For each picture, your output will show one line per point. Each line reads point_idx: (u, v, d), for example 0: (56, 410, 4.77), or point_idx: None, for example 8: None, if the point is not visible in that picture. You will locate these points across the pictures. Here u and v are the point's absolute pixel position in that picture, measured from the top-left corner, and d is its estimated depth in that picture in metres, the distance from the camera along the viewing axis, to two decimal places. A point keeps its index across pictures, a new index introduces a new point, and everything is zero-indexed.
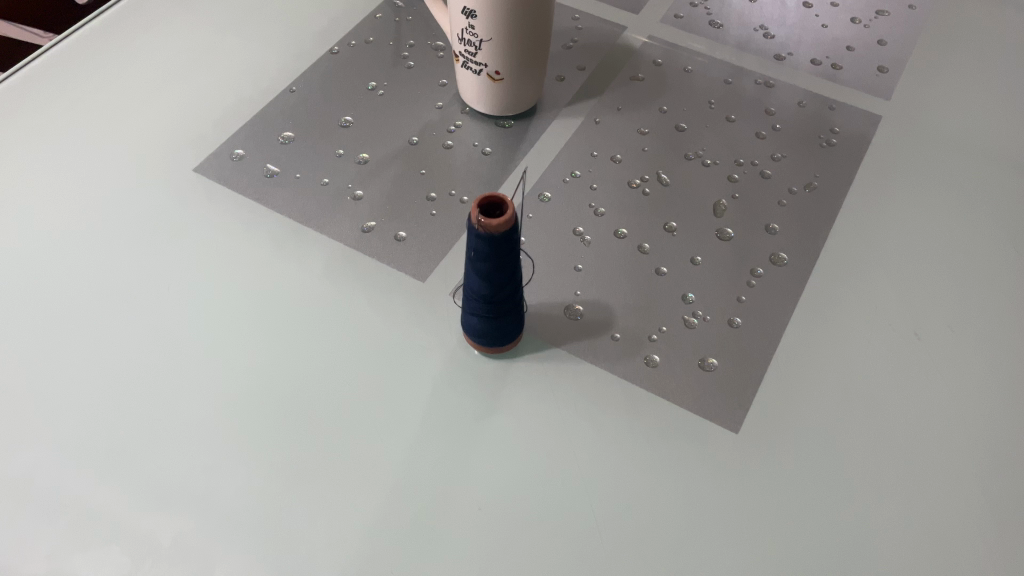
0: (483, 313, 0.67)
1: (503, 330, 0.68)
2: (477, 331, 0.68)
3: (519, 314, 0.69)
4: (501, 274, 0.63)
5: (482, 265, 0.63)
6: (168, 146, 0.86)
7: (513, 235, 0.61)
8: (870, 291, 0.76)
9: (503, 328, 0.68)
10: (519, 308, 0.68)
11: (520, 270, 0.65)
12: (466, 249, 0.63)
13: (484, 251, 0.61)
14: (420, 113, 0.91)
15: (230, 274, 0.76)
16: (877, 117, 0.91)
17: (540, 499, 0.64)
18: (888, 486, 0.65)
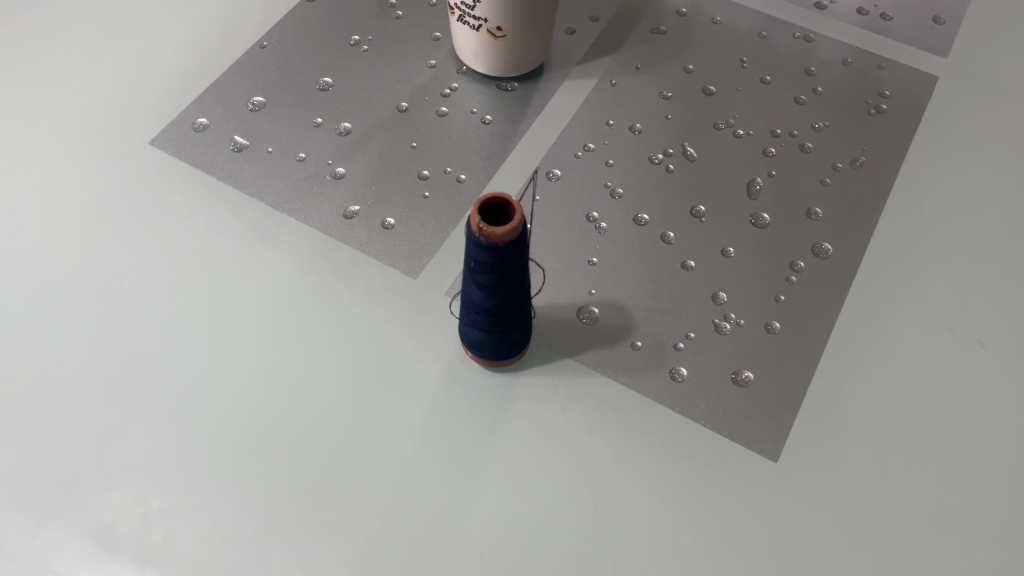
0: (485, 326, 0.57)
1: (508, 344, 0.59)
2: (479, 345, 0.59)
3: (527, 324, 0.59)
4: (506, 286, 0.53)
5: (483, 277, 0.52)
6: (119, 112, 0.75)
7: (522, 243, 0.51)
8: (926, 289, 0.66)
9: (509, 341, 0.59)
10: (526, 318, 0.59)
11: (528, 278, 0.55)
12: (465, 257, 0.53)
13: (487, 262, 0.51)
14: (410, 75, 0.79)
15: (191, 269, 0.66)
16: (932, 78, 0.80)
17: (548, 540, 0.56)
18: (951, 525, 0.56)
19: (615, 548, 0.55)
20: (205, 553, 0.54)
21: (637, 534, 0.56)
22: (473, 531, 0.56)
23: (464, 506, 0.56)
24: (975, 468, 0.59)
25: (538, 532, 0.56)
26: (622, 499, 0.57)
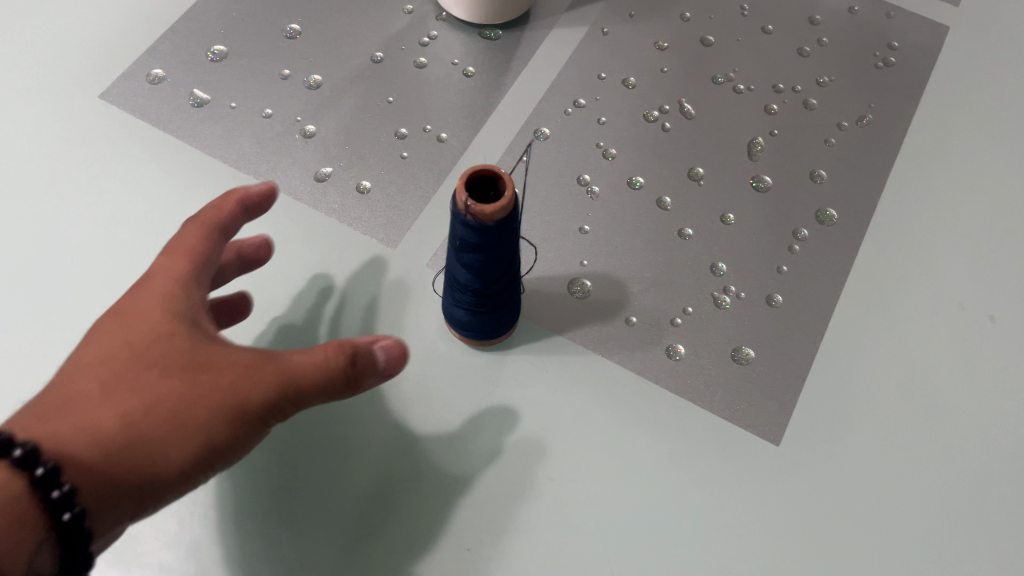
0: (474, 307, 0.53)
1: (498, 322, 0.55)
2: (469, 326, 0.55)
3: (516, 299, 0.55)
4: (495, 266, 0.49)
5: (471, 257, 0.48)
6: (65, 63, 0.68)
7: (512, 221, 0.47)
8: (936, 261, 0.63)
9: (502, 319, 0.55)
10: (514, 295, 0.54)
11: (518, 255, 0.51)
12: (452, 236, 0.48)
13: (479, 242, 0.46)
14: (384, 21, 0.73)
15: (147, 241, 0.61)
16: (943, 28, 0.75)
17: (541, 534, 0.52)
18: (960, 514, 0.54)
19: (610, 542, 0.52)
20: (169, 554, 0.51)
21: (635, 527, 0.53)
22: (462, 526, 0.52)
23: (452, 496, 0.53)
24: (988, 454, 0.56)
25: (531, 525, 0.53)
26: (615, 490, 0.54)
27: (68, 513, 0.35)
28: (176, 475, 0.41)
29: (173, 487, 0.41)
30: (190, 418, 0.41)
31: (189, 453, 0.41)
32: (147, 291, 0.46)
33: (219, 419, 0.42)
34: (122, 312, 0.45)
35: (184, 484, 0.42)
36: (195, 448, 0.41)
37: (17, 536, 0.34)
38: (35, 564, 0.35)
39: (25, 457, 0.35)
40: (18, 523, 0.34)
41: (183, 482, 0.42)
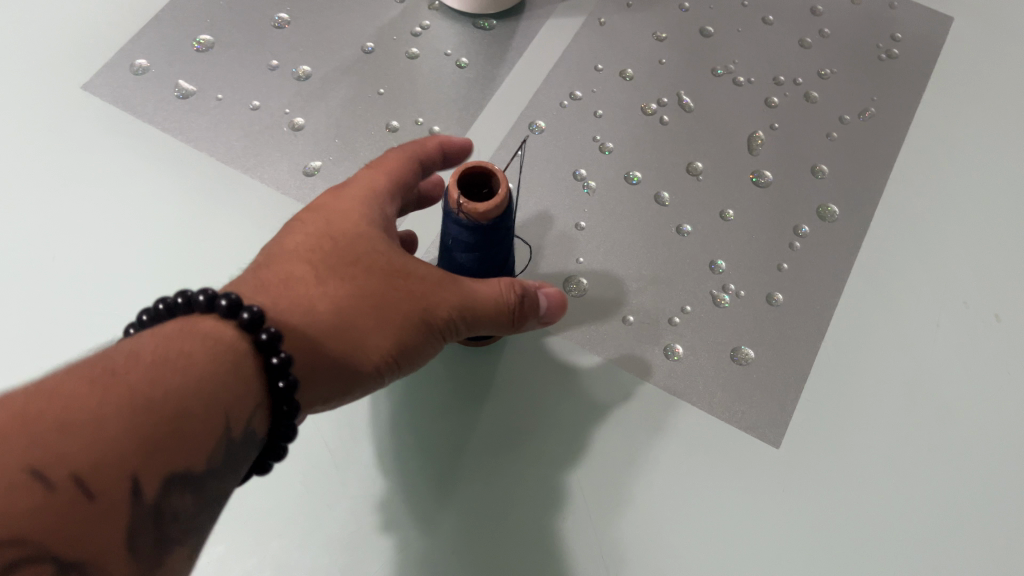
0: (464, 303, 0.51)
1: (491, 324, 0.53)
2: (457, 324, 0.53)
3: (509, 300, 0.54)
4: (490, 264, 0.47)
5: (466, 257, 0.46)
6: (46, 52, 0.66)
7: (506, 221, 0.45)
8: (940, 258, 0.62)
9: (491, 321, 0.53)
10: None
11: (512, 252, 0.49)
12: (443, 234, 0.46)
13: (470, 242, 0.45)
14: (376, 11, 0.71)
15: (130, 236, 0.59)
16: (946, 20, 0.73)
17: (536, 538, 0.51)
18: (968, 517, 0.53)
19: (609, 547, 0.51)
20: None
21: (632, 532, 0.51)
22: (453, 531, 0.51)
23: (444, 500, 0.52)
24: (996, 457, 0.54)
25: (525, 530, 0.51)
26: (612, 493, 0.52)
27: (282, 381, 0.36)
28: (371, 368, 0.42)
29: (361, 382, 0.42)
30: (403, 313, 0.43)
31: (399, 343, 0.43)
32: (342, 198, 0.46)
33: (423, 317, 0.43)
34: (323, 210, 0.46)
35: (372, 380, 0.43)
36: (419, 339, 0.43)
37: (240, 392, 0.34)
38: (252, 425, 0.35)
39: (252, 321, 0.36)
40: (245, 384, 0.35)
41: (373, 376, 0.43)
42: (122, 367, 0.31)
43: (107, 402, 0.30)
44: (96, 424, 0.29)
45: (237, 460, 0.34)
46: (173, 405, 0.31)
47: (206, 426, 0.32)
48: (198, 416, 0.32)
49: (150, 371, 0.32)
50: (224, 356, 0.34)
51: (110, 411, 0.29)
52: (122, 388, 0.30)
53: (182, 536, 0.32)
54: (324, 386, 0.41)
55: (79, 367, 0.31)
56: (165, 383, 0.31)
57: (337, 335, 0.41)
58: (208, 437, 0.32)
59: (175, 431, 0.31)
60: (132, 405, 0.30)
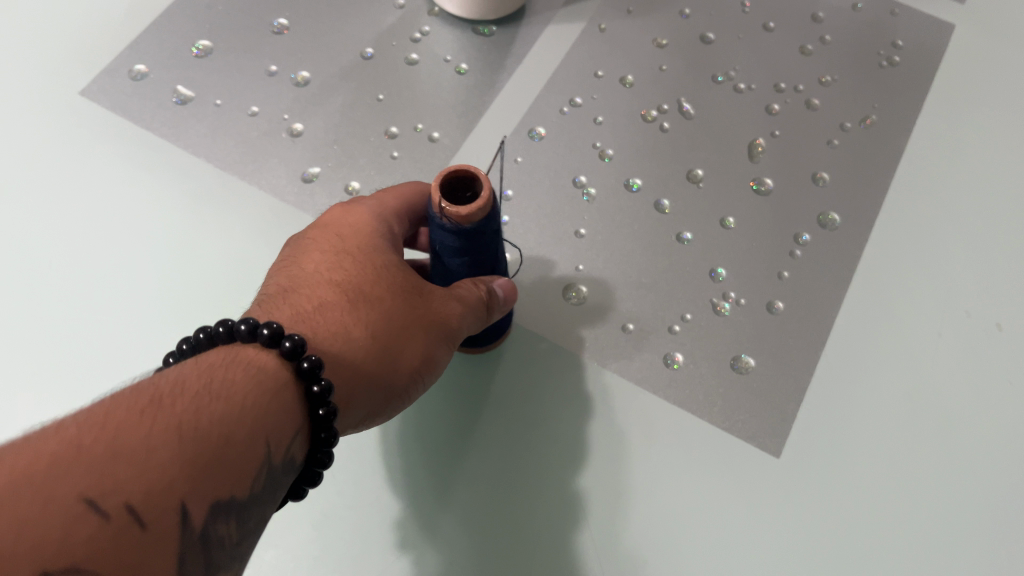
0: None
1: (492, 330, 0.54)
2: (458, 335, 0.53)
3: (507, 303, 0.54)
4: (480, 264, 0.48)
5: (457, 260, 0.47)
6: (45, 57, 0.66)
7: (491, 221, 0.45)
8: (941, 267, 0.61)
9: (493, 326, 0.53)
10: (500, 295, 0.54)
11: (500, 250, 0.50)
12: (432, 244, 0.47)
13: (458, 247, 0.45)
14: (375, 16, 0.71)
15: (126, 242, 0.59)
16: (948, 26, 0.73)
17: (535, 548, 0.50)
18: (969, 529, 0.52)
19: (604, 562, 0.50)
20: None
21: (632, 542, 0.51)
22: (448, 545, 0.50)
23: (442, 509, 0.52)
24: (997, 468, 0.54)
25: (521, 543, 0.51)
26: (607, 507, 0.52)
27: (320, 408, 0.38)
28: (397, 386, 0.43)
29: (382, 405, 0.43)
30: (413, 327, 0.44)
31: (416, 358, 0.44)
32: (349, 216, 0.48)
33: (430, 330, 0.45)
34: (329, 231, 0.48)
35: (395, 400, 0.44)
36: (431, 353, 0.45)
37: (279, 421, 0.36)
38: (291, 452, 0.36)
39: (294, 348, 0.37)
40: (283, 413, 0.36)
41: (396, 396, 0.44)
42: (169, 395, 0.32)
43: (160, 428, 0.30)
44: (151, 450, 0.29)
45: (277, 485, 0.35)
46: (220, 433, 0.32)
47: (250, 456, 0.33)
48: (241, 443, 0.33)
49: (196, 403, 0.32)
50: (262, 387, 0.36)
51: (161, 437, 0.30)
52: (171, 416, 0.31)
53: (228, 564, 0.32)
54: (353, 410, 0.41)
55: (127, 395, 0.32)
56: (212, 412, 0.32)
57: (365, 351, 0.42)
58: (253, 466, 0.33)
59: (224, 458, 0.32)
60: (183, 431, 0.31)
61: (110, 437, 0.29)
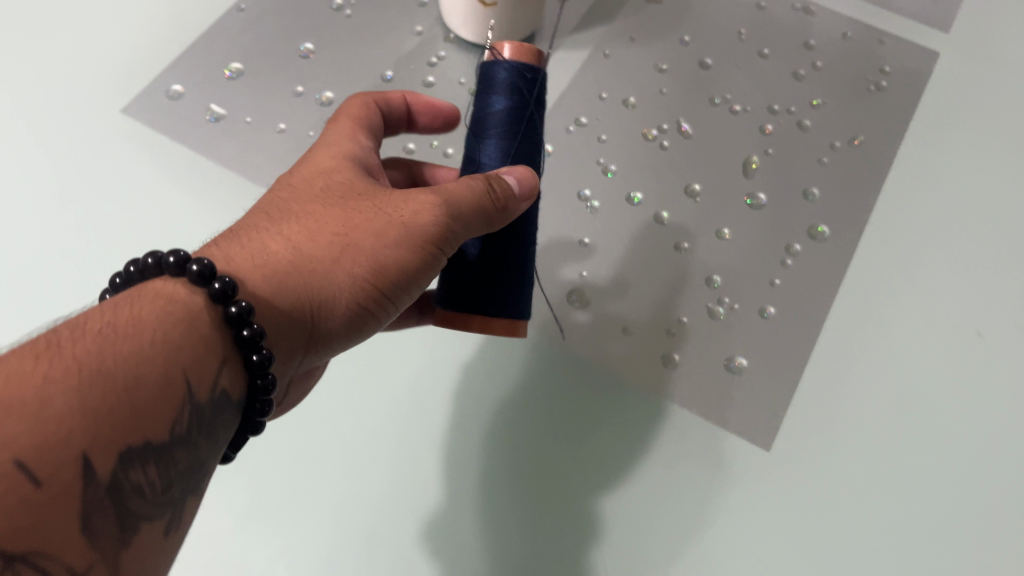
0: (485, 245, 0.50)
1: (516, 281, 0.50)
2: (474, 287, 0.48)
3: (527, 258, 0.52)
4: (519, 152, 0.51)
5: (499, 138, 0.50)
6: (91, 80, 0.72)
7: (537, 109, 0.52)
8: (924, 277, 0.65)
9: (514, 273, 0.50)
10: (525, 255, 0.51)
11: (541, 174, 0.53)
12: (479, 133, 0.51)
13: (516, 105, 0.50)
14: (395, 42, 0.76)
15: (165, 249, 0.64)
16: (934, 54, 0.78)
17: (540, 531, 0.55)
18: (946, 520, 0.55)
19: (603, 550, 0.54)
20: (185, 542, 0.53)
21: (629, 528, 0.55)
22: (459, 527, 0.55)
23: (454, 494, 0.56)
24: (975, 464, 0.57)
25: (525, 529, 0.55)
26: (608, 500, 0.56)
27: (257, 353, 0.37)
28: (340, 308, 0.42)
29: (330, 321, 0.42)
30: (367, 244, 0.42)
31: (369, 277, 0.42)
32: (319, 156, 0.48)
33: (389, 247, 0.43)
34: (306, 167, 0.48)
35: (343, 321, 0.43)
36: (392, 270, 0.43)
37: (195, 358, 0.35)
38: (217, 387, 0.36)
39: (223, 290, 0.37)
40: (202, 346, 0.36)
41: (345, 315, 0.43)
42: (66, 338, 0.32)
43: (55, 371, 0.30)
44: (41, 394, 0.29)
45: (205, 416, 0.35)
46: (122, 372, 0.32)
47: (160, 393, 0.33)
48: (152, 380, 0.33)
49: (100, 346, 0.32)
50: (179, 322, 0.35)
51: (56, 380, 0.30)
52: (64, 359, 0.31)
53: (148, 512, 0.32)
54: (293, 324, 0.40)
55: (21, 344, 0.31)
56: (114, 353, 0.32)
57: (296, 269, 0.41)
58: (166, 404, 0.33)
59: (130, 395, 0.32)
60: (81, 373, 0.31)
61: (0, 389, 0.29)
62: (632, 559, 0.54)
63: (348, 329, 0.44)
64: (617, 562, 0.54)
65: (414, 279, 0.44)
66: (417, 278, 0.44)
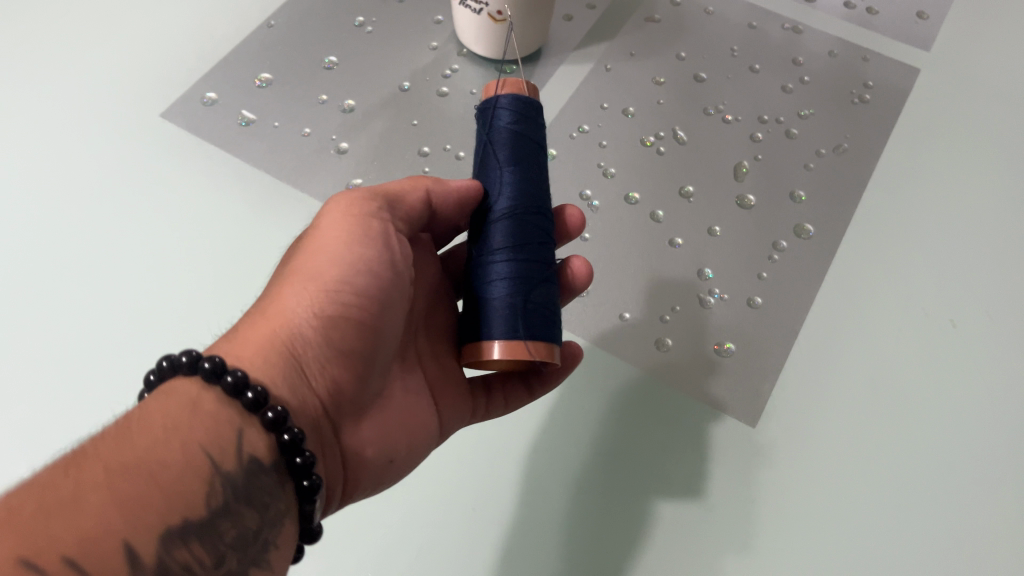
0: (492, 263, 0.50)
1: (530, 283, 0.49)
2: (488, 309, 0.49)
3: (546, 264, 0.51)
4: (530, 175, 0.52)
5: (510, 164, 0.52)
6: (133, 88, 0.79)
7: (541, 128, 0.54)
8: (902, 271, 0.70)
9: (527, 274, 0.49)
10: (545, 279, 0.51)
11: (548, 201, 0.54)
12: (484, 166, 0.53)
13: (514, 126, 0.52)
14: (413, 56, 0.82)
15: (199, 238, 0.70)
16: (914, 71, 0.83)
17: (540, 495, 0.60)
18: (919, 490, 0.59)
19: (592, 516, 0.59)
20: None
21: (622, 493, 0.60)
22: (467, 490, 0.60)
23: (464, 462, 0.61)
24: (947, 440, 0.61)
25: (521, 497, 0.60)
26: (597, 471, 0.61)
27: (271, 410, 0.43)
28: (312, 328, 0.47)
29: (314, 343, 0.48)
30: (304, 266, 0.49)
31: (321, 286, 0.48)
32: None
33: (323, 252, 0.49)
34: None
35: (324, 339, 0.48)
36: (338, 263, 0.49)
37: (217, 438, 0.41)
38: (245, 457, 0.42)
39: (212, 369, 0.42)
40: (217, 426, 0.42)
41: (325, 327, 0.48)
42: (92, 450, 0.38)
43: (88, 483, 0.36)
44: (82, 505, 0.35)
45: (237, 484, 0.41)
46: (147, 467, 0.38)
47: (184, 476, 0.39)
48: (175, 468, 0.39)
49: (133, 445, 0.38)
50: (194, 410, 0.42)
51: (93, 491, 0.36)
52: (94, 470, 0.37)
53: None
54: (277, 364, 0.46)
55: (57, 462, 0.37)
56: (143, 455, 0.38)
57: (264, 321, 0.47)
58: (193, 484, 0.39)
59: (160, 485, 0.38)
60: (110, 477, 0.36)
61: (46, 501, 0.35)
62: (616, 523, 0.58)
63: (347, 344, 0.49)
64: (603, 526, 0.58)
65: (370, 259, 0.49)
66: (374, 259, 0.49)
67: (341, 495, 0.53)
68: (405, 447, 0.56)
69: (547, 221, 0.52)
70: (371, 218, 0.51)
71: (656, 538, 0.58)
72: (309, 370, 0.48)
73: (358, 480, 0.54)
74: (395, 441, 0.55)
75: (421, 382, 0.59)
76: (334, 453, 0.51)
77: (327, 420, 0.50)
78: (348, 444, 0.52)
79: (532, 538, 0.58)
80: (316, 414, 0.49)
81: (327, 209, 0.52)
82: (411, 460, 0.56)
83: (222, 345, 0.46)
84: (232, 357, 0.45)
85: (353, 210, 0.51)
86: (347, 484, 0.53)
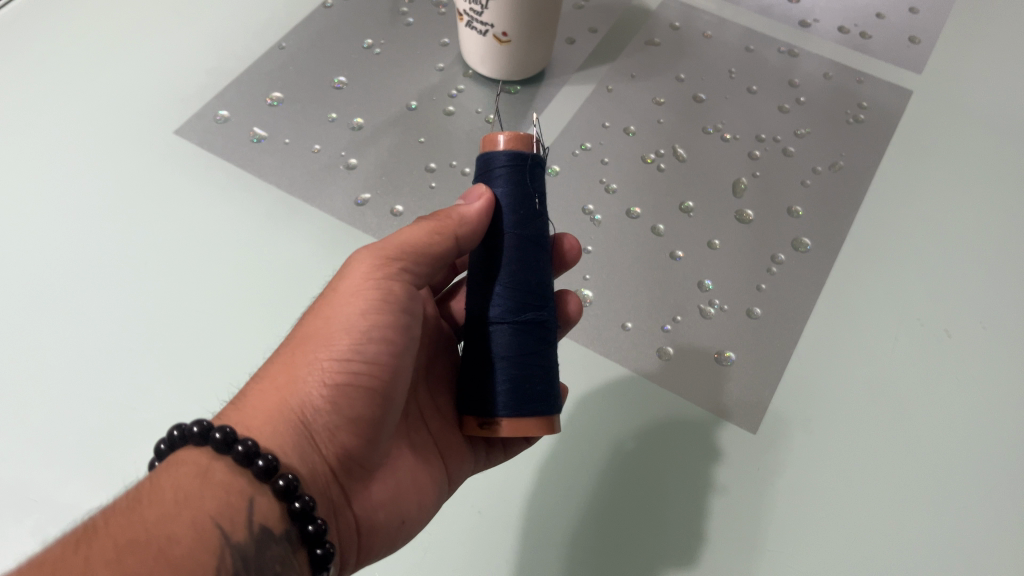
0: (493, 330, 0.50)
1: (527, 358, 0.49)
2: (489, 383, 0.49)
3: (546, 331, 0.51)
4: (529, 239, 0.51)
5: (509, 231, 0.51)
6: (149, 105, 0.81)
7: (538, 182, 0.52)
8: (898, 285, 0.71)
9: (526, 334, 0.49)
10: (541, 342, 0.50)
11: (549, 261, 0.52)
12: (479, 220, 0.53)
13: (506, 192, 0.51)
14: (420, 76, 0.85)
15: (211, 248, 0.72)
16: (906, 92, 0.86)
17: (542, 501, 0.61)
18: (916, 498, 0.60)
19: (591, 521, 0.60)
20: None
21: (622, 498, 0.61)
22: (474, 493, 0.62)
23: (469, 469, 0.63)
24: (942, 449, 0.62)
25: (525, 503, 0.61)
26: (598, 477, 0.62)
27: (282, 479, 0.44)
28: (321, 397, 0.48)
29: (324, 410, 0.48)
30: (316, 333, 0.49)
31: (333, 356, 0.48)
32: None
33: (341, 319, 0.49)
34: None
35: (333, 407, 0.48)
36: (352, 332, 0.49)
37: (225, 507, 0.42)
38: (258, 525, 0.43)
39: (224, 439, 0.44)
40: (224, 494, 0.43)
41: (333, 395, 0.48)
42: (102, 527, 0.39)
43: (97, 561, 0.37)
44: None
45: (247, 555, 0.42)
46: (156, 542, 0.39)
47: (193, 547, 0.40)
48: (186, 541, 0.40)
49: (137, 522, 0.39)
50: (198, 482, 0.43)
51: (101, 567, 0.36)
52: (104, 546, 0.38)
53: None
54: (286, 432, 0.47)
55: (67, 539, 0.38)
56: (147, 529, 0.39)
57: (274, 388, 0.48)
58: (203, 557, 0.40)
59: (169, 560, 0.38)
60: (119, 555, 0.37)
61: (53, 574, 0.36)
62: (615, 528, 0.60)
63: (356, 411, 0.49)
64: (602, 530, 0.60)
65: (385, 322, 0.50)
66: (387, 322, 0.50)
67: (357, 559, 0.53)
68: (416, 505, 0.56)
69: (551, 288, 0.52)
70: (389, 280, 0.51)
71: (654, 541, 0.59)
72: (319, 437, 0.48)
73: (372, 545, 0.54)
74: (407, 501, 0.56)
75: (423, 437, 0.60)
76: (346, 520, 0.51)
77: (337, 487, 0.51)
78: (364, 512, 0.52)
79: (534, 542, 0.59)
80: (327, 481, 0.49)
81: (349, 267, 0.52)
82: (423, 517, 0.56)
83: (230, 413, 0.47)
84: (242, 427, 0.46)
85: (370, 272, 0.51)
86: (363, 549, 0.53)
